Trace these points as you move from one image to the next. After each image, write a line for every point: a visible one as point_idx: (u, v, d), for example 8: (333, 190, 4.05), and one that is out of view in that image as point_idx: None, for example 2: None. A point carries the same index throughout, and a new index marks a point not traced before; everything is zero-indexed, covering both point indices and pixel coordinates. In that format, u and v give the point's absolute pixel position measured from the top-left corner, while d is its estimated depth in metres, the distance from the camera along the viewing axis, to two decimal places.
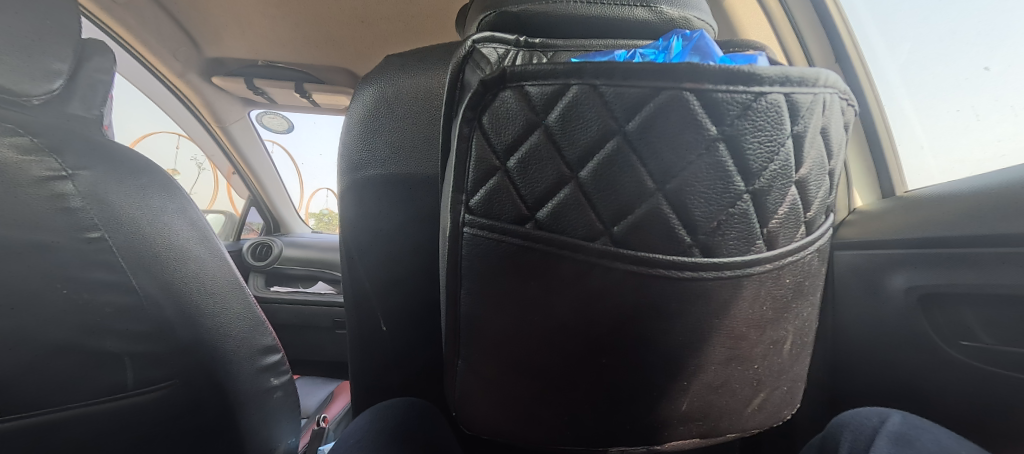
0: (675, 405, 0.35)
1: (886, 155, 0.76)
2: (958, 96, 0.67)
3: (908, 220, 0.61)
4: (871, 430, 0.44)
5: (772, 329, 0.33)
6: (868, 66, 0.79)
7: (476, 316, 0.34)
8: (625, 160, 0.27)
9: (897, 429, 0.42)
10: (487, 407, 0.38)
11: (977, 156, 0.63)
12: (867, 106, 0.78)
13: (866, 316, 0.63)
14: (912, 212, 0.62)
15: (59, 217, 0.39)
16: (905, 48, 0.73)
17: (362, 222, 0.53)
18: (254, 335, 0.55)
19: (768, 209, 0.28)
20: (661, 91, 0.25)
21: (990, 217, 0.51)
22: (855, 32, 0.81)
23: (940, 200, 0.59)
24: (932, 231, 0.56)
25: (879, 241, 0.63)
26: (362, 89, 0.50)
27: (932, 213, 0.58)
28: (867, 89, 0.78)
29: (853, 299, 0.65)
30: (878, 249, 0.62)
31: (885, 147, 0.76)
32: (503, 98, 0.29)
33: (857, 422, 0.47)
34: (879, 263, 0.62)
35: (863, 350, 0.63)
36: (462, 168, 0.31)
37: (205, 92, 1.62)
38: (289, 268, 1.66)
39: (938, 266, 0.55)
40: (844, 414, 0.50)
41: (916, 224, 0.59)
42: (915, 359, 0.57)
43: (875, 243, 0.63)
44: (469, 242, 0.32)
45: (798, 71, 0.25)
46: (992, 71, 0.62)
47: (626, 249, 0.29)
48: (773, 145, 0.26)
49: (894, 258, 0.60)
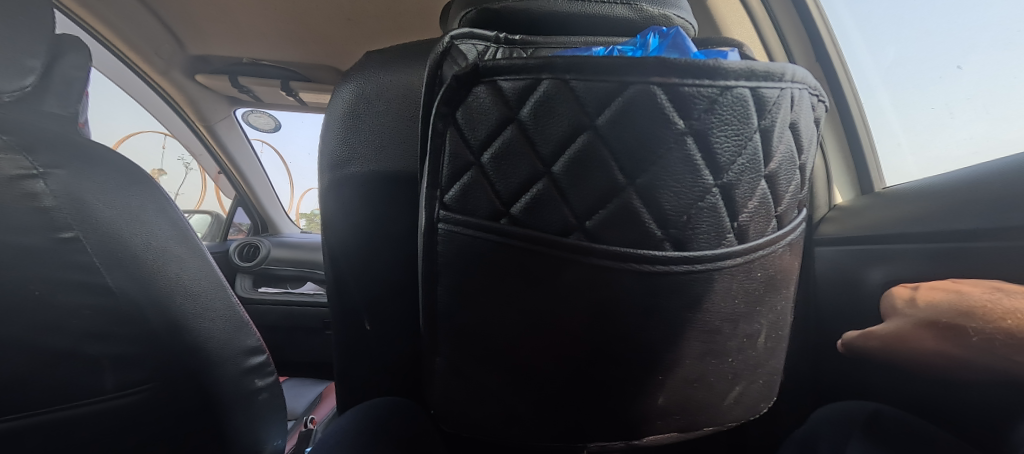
0: (651, 399, 0.35)
1: (865, 157, 0.78)
2: (933, 95, 0.68)
3: (886, 216, 0.62)
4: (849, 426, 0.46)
5: (745, 323, 0.33)
6: (846, 68, 0.82)
7: (453, 312, 0.34)
8: (596, 155, 0.27)
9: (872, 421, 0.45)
10: (464, 405, 0.38)
11: (950, 152, 0.64)
12: (846, 109, 0.81)
13: (846, 310, 0.64)
14: (894, 207, 0.63)
15: (32, 219, 0.37)
16: (884, 48, 0.75)
17: (343, 220, 0.53)
18: (237, 336, 0.53)
19: (736, 203, 0.28)
20: (629, 86, 0.25)
21: (959, 211, 0.52)
22: (835, 33, 0.83)
23: (918, 196, 0.60)
24: (908, 225, 0.57)
25: (858, 236, 0.64)
26: (343, 85, 0.50)
27: (908, 210, 0.59)
28: (845, 87, 0.81)
29: (836, 294, 0.66)
30: (856, 244, 0.64)
31: (864, 147, 0.79)
32: (476, 93, 0.29)
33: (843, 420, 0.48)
34: (860, 258, 0.63)
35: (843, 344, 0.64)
36: (438, 162, 0.32)
37: (189, 90, 1.60)
38: (278, 268, 1.64)
39: (913, 260, 0.55)
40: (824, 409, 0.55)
41: (893, 221, 0.60)
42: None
43: (854, 239, 0.65)
44: (444, 237, 0.33)
45: (764, 66, 0.25)
46: (964, 69, 0.63)
47: (598, 245, 0.29)
48: (740, 139, 0.27)
49: (873, 254, 0.61)
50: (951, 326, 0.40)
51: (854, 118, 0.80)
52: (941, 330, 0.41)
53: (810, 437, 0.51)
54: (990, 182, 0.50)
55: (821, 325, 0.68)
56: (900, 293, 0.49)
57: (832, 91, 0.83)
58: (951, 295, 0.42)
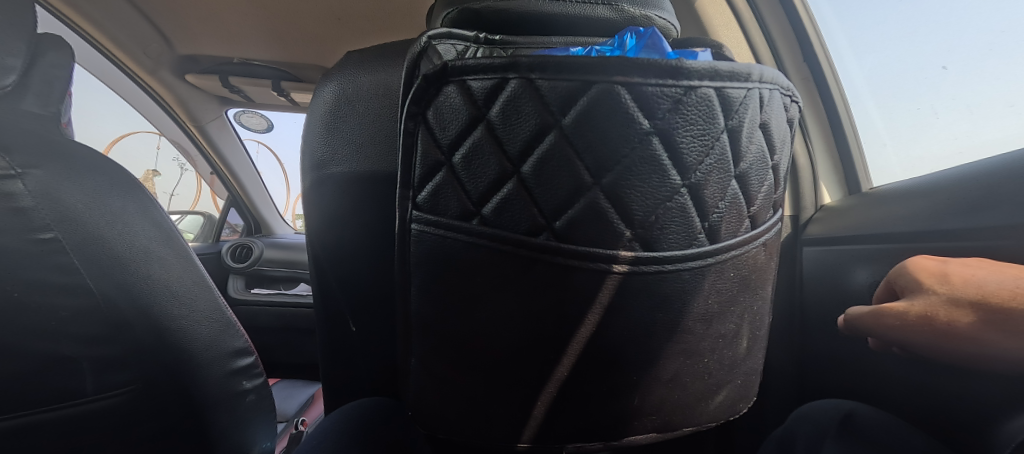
0: (624, 400, 0.35)
1: (852, 154, 0.79)
2: (918, 94, 0.67)
3: (871, 217, 0.62)
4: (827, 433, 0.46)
5: (718, 323, 0.33)
6: (835, 69, 0.82)
7: (427, 312, 0.34)
8: (562, 154, 0.26)
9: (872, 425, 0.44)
10: (439, 406, 0.38)
11: (935, 152, 0.63)
12: (833, 110, 0.82)
13: (831, 309, 0.64)
14: (880, 208, 0.63)
15: (10, 219, 0.36)
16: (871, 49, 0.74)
17: (325, 221, 0.52)
18: (223, 338, 0.52)
19: (705, 202, 0.28)
20: (592, 85, 0.25)
21: (948, 210, 0.51)
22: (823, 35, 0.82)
23: (902, 197, 0.60)
24: (886, 225, 0.58)
25: (842, 236, 0.64)
26: (325, 85, 0.49)
27: (893, 210, 0.59)
28: (834, 89, 0.81)
29: (820, 293, 0.67)
30: (842, 244, 0.64)
31: (851, 146, 0.79)
32: (446, 93, 0.29)
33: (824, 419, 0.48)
34: (847, 259, 0.63)
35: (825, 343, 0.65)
36: (409, 162, 0.31)
37: (181, 90, 1.59)
38: (271, 270, 1.63)
39: (889, 259, 0.55)
40: (803, 408, 0.54)
41: (874, 221, 0.61)
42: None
43: (841, 239, 0.65)
44: (416, 238, 0.32)
45: (728, 65, 0.25)
46: (950, 70, 0.62)
47: (567, 245, 0.29)
48: (707, 139, 0.27)
49: (857, 254, 0.61)
50: (1003, 310, 0.33)
51: (842, 119, 0.81)
52: (994, 317, 0.33)
53: (793, 435, 0.51)
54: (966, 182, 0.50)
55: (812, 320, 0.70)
56: (919, 264, 0.39)
57: (821, 92, 0.83)
58: (994, 276, 0.35)
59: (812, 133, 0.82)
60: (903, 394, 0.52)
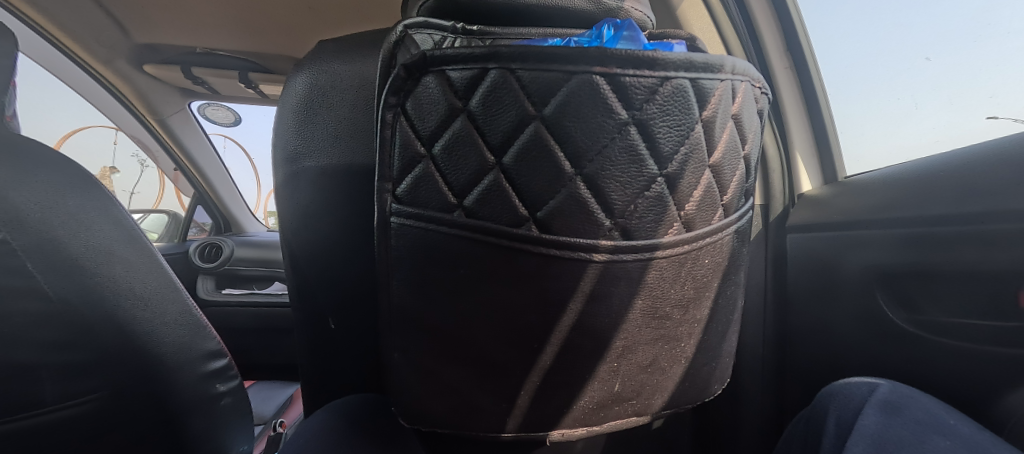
0: (607, 386, 0.35)
1: (829, 143, 0.73)
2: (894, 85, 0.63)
3: (843, 206, 0.64)
4: (858, 403, 0.42)
5: (694, 308, 0.34)
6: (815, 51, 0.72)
7: (410, 306, 0.34)
8: (543, 144, 0.26)
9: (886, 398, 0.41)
10: (423, 400, 0.37)
11: (912, 143, 0.61)
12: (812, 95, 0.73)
13: (814, 292, 0.67)
14: (848, 197, 0.65)
15: None
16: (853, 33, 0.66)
17: (300, 215, 0.51)
18: (195, 341, 0.50)
19: (681, 192, 0.29)
20: (572, 76, 0.25)
21: (919, 197, 0.53)
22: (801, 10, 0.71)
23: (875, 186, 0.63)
24: (872, 211, 0.59)
25: (821, 223, 0.66)
26: (298, 76, 0.48)
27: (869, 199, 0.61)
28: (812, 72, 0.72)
29: (803, 279, 0.69)
30: (820, 231, 0.66)
31: (829, 136, 0.73)
32: (425, 83, 0.29)
33: (844, 392, 0.44)
34: (825, 247, 0.65)
35: (809, 324, 0.68)
36: (387, 153, 0.31)
37: (137, 81, 1.50)
38: (242, 269, 1.58)
39: (878, 245, 0.58)
40: (832, 384, 0.47)
41: (852, 208, 0.63)
42: (856, 334, 0.61)
43: (813, 226, 0.67)
44: (397, 231, 0.32)
45: (702, 58, 0.26)
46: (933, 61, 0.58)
47: (548, 235, 0.29)
48: (683, 129, 0.27)
49: (839, 240, 0.63)
50: None
51: (821, 110, 0.73)
52: None
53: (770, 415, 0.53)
54: (932, 173, 0.54)
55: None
56: None
57: (800, 77, 0.73)
58: None
59: (791, 126, 0.74)
60: (892, 364, 0.57)
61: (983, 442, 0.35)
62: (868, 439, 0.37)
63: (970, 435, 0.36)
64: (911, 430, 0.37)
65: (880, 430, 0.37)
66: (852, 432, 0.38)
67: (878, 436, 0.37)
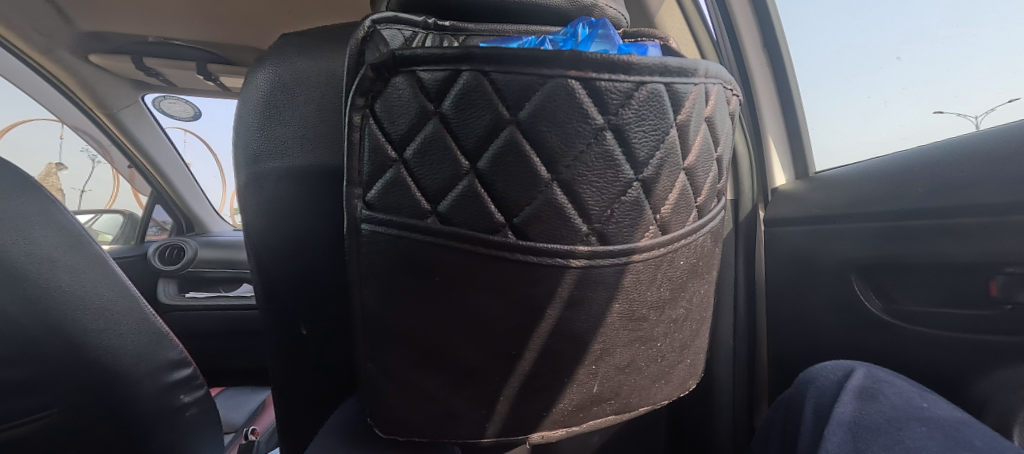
0: (585, 388, 0.35)
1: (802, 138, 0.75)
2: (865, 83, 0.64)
3: (818, 199, 0.67)
4: (835, 391, 0.42)
5: (669, 309, 0.35)
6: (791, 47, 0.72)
7: (384, 314, 0.33)
8: (519, 149, 0.26)
9: (861, 384, 0.42)
10: (399, 409, 0.36)
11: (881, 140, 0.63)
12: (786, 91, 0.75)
13: (789, 282, 0.70)
14: (821, 193, 0.67)
15: None
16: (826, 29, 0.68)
17: (268, 218, 0.49)
18: (157, 350, 0.45)
19: (656, 195, 0.29)
20: (547, 80, 0.24)
21: (894, 191, 0.56)
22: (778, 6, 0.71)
23: (846, 181, 0.65)
24: (851, 205, 0.61)
25: (799, 217, 0.69)
26: (260, 72, 0.46)
27: (842, 193, 0.64)
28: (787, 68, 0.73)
29: (783, 273, 0.71)
30: (800, 223, 0.68)
31: (801, 131, 0.75)
32: (395, 84, 0.28)
33: (821, 377, 0.45)
34: (803, 239, 0.67)
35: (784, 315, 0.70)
36: (356, 156, 0.30)
37: (82, 72, 1.40)
38: (209, 271, 1.50)
39: (853, 238, 0.60)
40: (810, 369, 0.48)
41: (829, 202, 0.65)
42: (830, 325, 0.63)
43: (794, 219, 0.69)
44: (369, 238, 0.31)
45: (676, 62, 0.26)
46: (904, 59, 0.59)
47: (525, 241, 0.28)
48: (657, 134, 0.27)
49: (815, 232, 0.65)
50: None
51: (795, 106, 0.75)
52: None
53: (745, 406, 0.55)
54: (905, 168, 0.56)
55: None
56: None
57: (774, 74, 0.75)
58: None
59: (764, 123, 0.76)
60: (860, 347, 0.60)
61: (956, 426, 0.34)
62: (844, 427, 0.37)
63: (944, 418, 0.35)
64: (887, 418, 0.37)
65: (857, 418, 0.38)
66: (829, 421, 0.39)
67: (854, 425, 0.37)
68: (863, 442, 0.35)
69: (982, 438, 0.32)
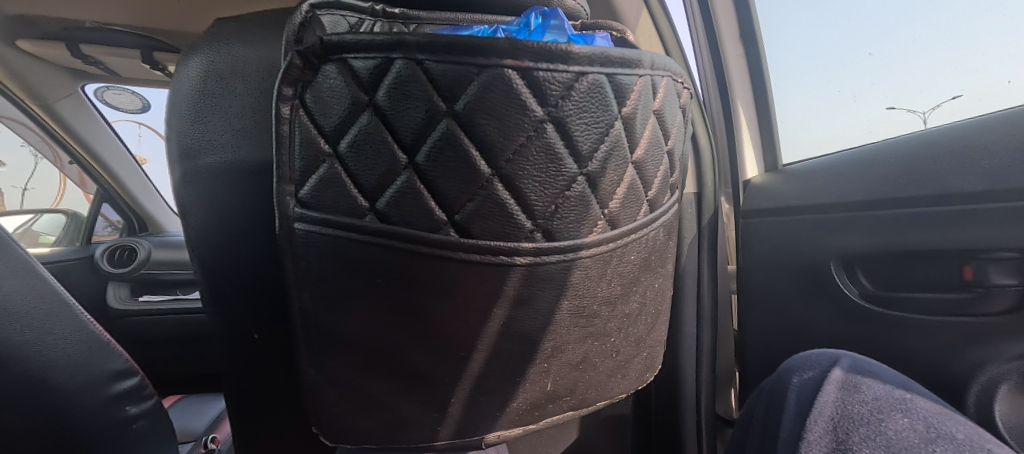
0: (539, 386, 0.34)
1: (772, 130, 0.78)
2: None
3: (795, 190, 0.70)
4: (820, 379, 0.42)
5: (621, 303, 0.34)
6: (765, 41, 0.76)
7: (324, 316, 0.31)
8: (457, 142, 0.25)
9: (848, 374, 0.41)
10: (345, 414, 0.35)
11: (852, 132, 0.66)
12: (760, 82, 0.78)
13: (768, 271, 0.72)
14: (797, 185, 0.70)
15: None
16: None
17: (209, 216, 0.46)
18: (96, 358, 0.34)
19: (603, 190, 0.29)
20: (482, 70, 0.23)
21: (877, 181, 0.59)
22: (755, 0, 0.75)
23: (820, 173, 0.68)
24: (835, 196, 0.64)
25: (782, 207, 0.71)
26: (192, 59, 0.42)
27: (821, 184, 0.67)
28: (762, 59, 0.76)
29: (760, 264, 0.74)
30: (783, 214, 0.71)
31: (771, 122, 0.78)
32: (327, 73, 0.26)
33: (810, 364, 0.45)
34: (785, 230, 0.70)
35: (760, 302, 0.74)
36: (287, 149, 0.28)
37: (8, 59, 1.13)
38: (166, 275, 1.35)
39: (842, 229, 0.63)
40: (795, 358, 0.49)
41: (813, 195, 0.67)
42: (808, 310, 0.67)
43: (780, 211, 0.71)
44: (303, 238, 0.29)
45: (617, 53, 0.26)
46: None
47: (468, 239, 0.27)
48: (600, 127, 0.27)
49: (799, 221, 0.68)
50: None
51: (768, 95, 0.78)
52: None
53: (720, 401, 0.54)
54: (884, 159, 0.60)
55: (741, 290, 0.77)
56: None
57: (750, 64, 0.78)
58: None
59: (739, 119, 0.79)
60: (833, 335, 0.64)
61: (938, 418, 0.34)
62: (827, 416, 0.36)
63: (926, 410, 0.35)
64: (871, 409, 0.36)
65: (841, 407, 0.37)
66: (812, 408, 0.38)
67: (837, 413, 0.36)
68: (844, 429, 0.34)
69: (963, 431, 0.33)
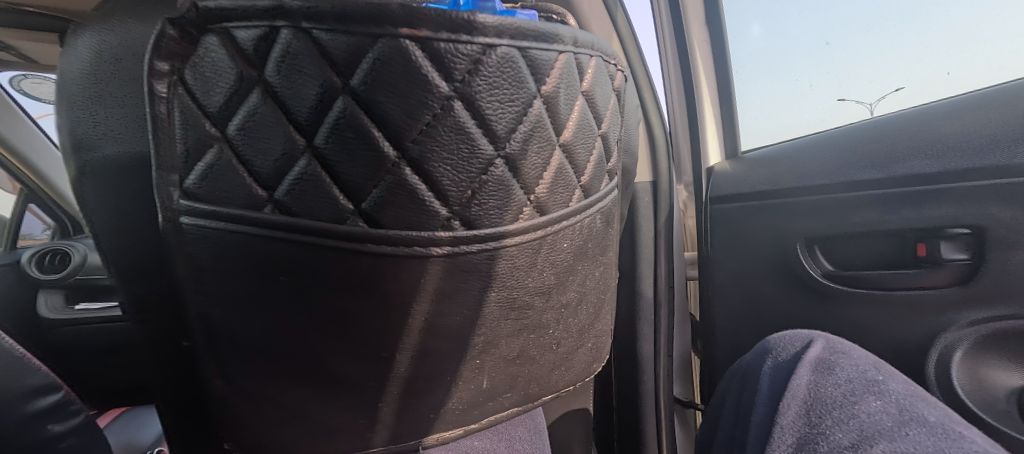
0: (475, 383, 0.33)
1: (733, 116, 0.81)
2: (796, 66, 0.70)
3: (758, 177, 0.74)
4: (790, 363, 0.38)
5: (558, 294, 0.33)
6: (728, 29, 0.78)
7: (229, 320, 0.28)
8: (359, 122, 0.22)
9: (819, 353, 0.37)
10: (263, 424, 0.32)
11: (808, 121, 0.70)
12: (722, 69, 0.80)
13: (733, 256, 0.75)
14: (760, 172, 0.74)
15: None
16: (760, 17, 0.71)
17: None
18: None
19: (527, 174, 0.27)
20: (376, 40, 0.21)
21: (832, 163, 0.63)
22: None
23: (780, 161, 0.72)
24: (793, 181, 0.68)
25: (745, 193, 0.74)
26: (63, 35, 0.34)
27: (782, 169, 0.70)
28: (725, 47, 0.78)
29: (724, 249, 0.76)
30: (750, 200, 0.73)
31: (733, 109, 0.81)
32: (206, 45, 0.22)
33: (778, 348, 0.41)
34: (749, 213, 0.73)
35: (724, 281, 0.76)
36: (167, 137, 0.24)
37: None
38: None
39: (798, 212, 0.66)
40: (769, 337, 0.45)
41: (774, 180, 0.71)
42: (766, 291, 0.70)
43: (743, 196, 0.75)
44: (196, 234, 0.26)
45: (531, 26, 0.24)
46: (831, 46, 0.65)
47: (379, 231, 0.24)
48: (518, 105, 0.25)
49: (760, 207, 0.72)
50: None
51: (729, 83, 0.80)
52: None
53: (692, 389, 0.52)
54: (839, 145, 0.64)
55: (707, 275, 0.80)
56: None
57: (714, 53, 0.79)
58: None
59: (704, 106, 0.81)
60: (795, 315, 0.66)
61: (911, 400, 0.30)
62: (798, 401, 0.32)
63: (900, 392, 0.31)
64: (843, 391, 0.32)
65: (812, 392, 0.33)
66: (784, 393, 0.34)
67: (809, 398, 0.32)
68: (816, 416, 0.31)
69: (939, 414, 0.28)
